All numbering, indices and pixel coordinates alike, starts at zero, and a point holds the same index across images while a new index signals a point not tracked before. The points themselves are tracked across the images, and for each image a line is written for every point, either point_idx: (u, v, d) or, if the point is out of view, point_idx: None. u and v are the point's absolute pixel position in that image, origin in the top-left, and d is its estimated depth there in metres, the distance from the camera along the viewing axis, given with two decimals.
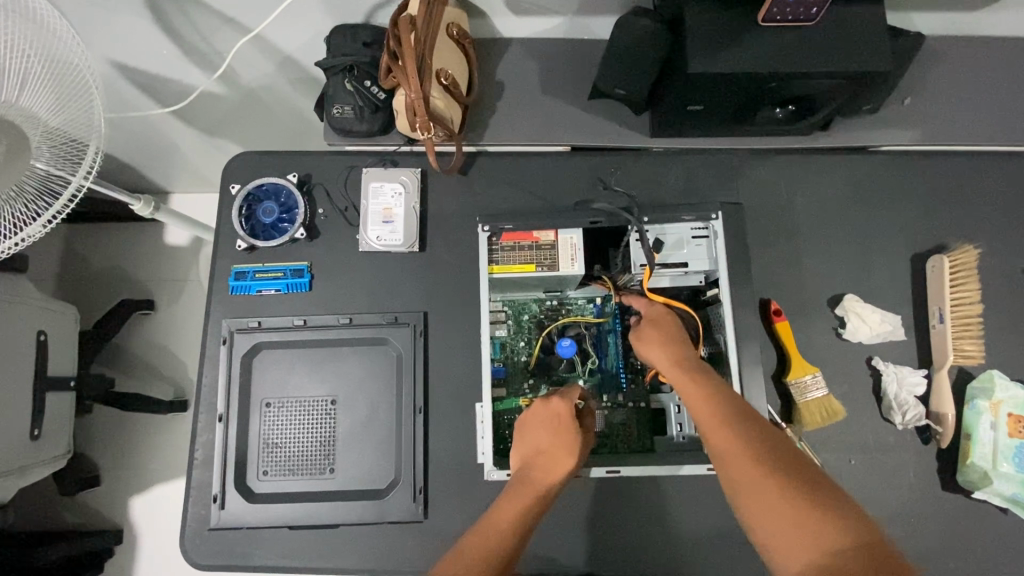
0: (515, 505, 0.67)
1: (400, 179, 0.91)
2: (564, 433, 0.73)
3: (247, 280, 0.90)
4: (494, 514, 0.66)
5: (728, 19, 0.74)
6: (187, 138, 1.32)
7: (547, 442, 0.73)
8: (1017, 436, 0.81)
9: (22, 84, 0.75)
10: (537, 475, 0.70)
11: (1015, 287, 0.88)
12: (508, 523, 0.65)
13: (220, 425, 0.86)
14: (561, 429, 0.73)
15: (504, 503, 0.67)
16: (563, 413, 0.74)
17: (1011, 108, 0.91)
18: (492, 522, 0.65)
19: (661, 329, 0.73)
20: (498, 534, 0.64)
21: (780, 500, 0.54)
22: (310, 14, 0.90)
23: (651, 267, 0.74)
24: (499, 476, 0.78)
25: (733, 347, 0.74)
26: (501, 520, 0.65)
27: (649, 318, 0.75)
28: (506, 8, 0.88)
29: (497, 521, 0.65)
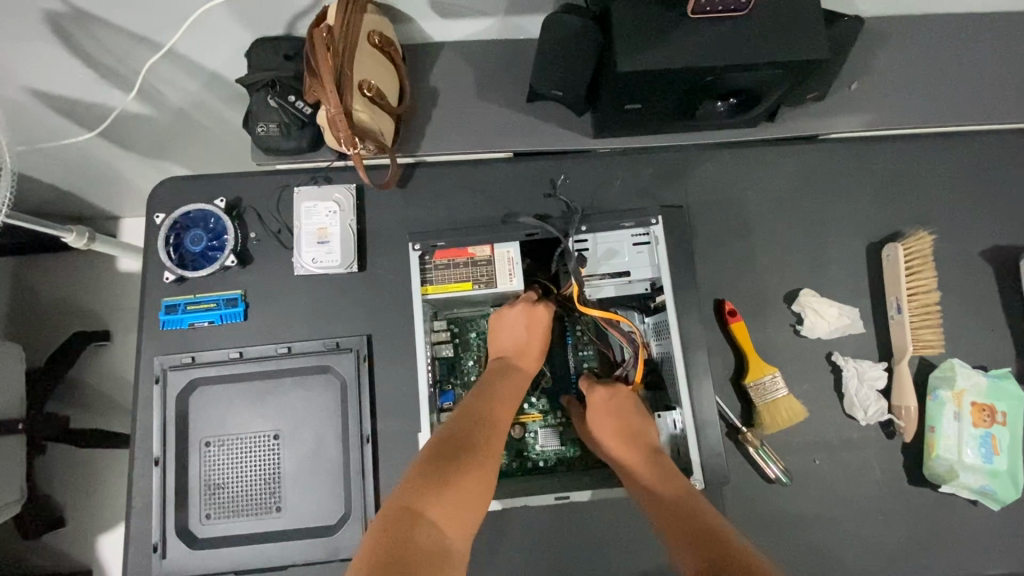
0: (490, 410, 0.67)
1: (334, 198, 0.87)
2: (539, 346, 0.74)
3: (178, 313, 0.86)
4: (473, 413, 0.67)
5: (656, 13, 0.70)
6: (122, 162, 1.26)
7: (514, 350, 0.74)
8: (982, 425, 0.79)
9: None
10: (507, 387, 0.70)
11: (973, 271, 0.86)
12: (493, 425, 0.66)
13: (157, 469, 0.81)
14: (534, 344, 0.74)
15: (478, 403, 0.68)
16: (537, 326, 0.74)
17: (958, 89, 0.89)
18: (468, 426, 0.65)
19: (607, 416, 0.72)
20: (475, 440, 0.64)
21: None
22: (225, 29, 0.84)
23: (579, 281, 0.71)
24: None
25: (680, 358, 0.70)
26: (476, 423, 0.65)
27: (592, 408, 0.73)
28: (432, 12, 0.84)
29: (473, 426, 0.65)
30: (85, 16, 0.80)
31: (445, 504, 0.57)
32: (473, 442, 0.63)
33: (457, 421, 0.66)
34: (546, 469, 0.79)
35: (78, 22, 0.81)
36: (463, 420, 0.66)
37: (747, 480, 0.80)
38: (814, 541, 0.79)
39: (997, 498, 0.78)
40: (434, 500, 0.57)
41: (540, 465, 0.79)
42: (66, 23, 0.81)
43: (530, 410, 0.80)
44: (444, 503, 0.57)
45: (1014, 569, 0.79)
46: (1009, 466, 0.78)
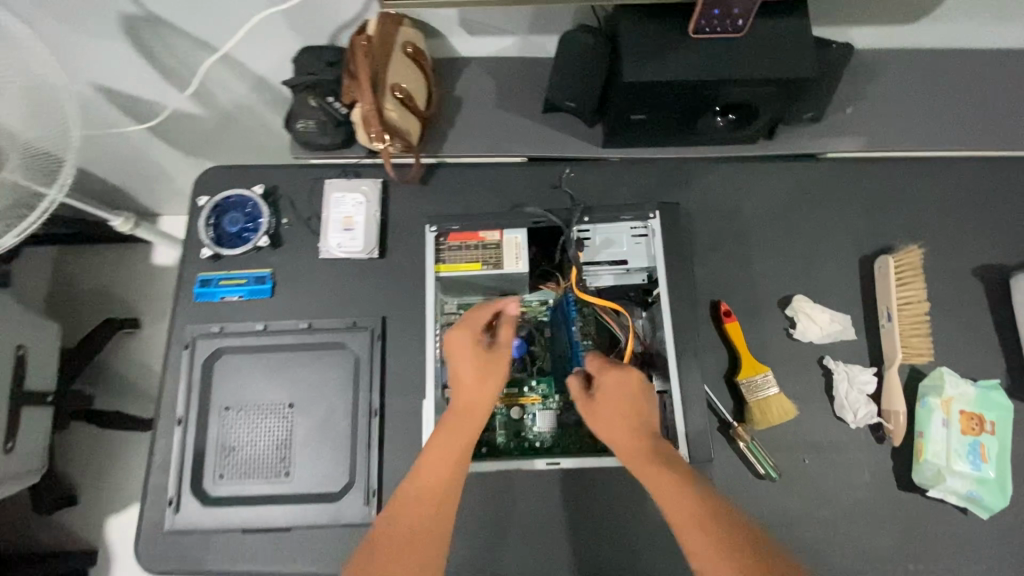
0: (440, 451, 0.69)
1: (361, 189, 0.95)
2: (489, 378, 0.73)
3: (212, 287, 0.93)
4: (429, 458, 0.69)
5: (660, 32, 0.78)
6: (169, 159, 1.37)
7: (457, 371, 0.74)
8: (970, 433, 0.81)
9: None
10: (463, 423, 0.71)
11: (964, 286, 0.89)
12: (442, 467, 0.68)
13: (179, 428, 0.87)
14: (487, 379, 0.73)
15: (435, 448, 0.69)
16: (489, 357, 0.74)
17: (950, 116, 0.94)
18: (432, 473, 0.68)
19: (620, 403, 0.72)
20: (438, 492, 0.66)
21: None
22: (277, 37, 0.95)
23: (577, 266, 0.77)
24: None
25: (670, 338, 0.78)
26: (439, 469, 0.68)
27: (605, 391, 0.73)
28: (461, 28, 0.93)
29: (433, 475, 0.67)
30: (157, 20, 0.91)
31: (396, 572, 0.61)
32: (439, 494, 0.66)
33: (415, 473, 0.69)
34: (542, 450, 0.84)
35: (150, 25, 0.93)
36: (425, 468, 0.68)
37: (736, 474, 0.83)
38: (802, 538, 0.81)
39: (984, 506, 0.79)
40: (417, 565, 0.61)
41: (537, 445, 0.84)
42: (141, 25, 0.93)
43: (528, 393, 0.84)
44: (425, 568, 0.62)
45: None
46: (997, 475, 0.80)
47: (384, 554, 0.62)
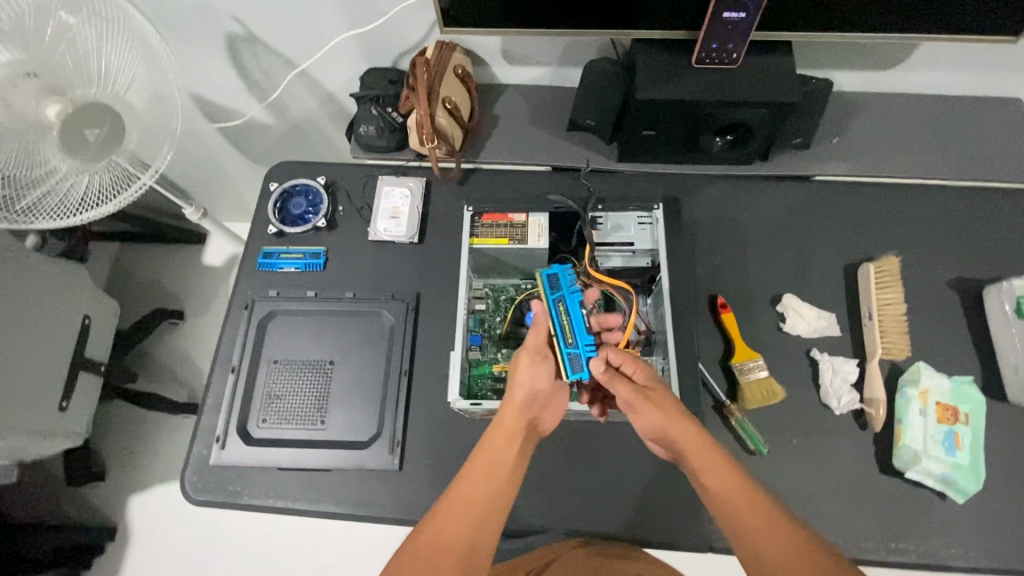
0: (501, 426, 0.76)
1: (408, 185, 1.10)
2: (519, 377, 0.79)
3: (272, 258, 1.07)
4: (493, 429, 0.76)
5: (668, 62, 0.94)
6: (236, 163, 1.56)
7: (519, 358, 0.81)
8: (946, 422, 0.88)
9: (130, 87, 0.97)
10: (515, 416, 0.76)
11: (940, 295, 0.99)
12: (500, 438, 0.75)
13: (232, 375, 0.99)
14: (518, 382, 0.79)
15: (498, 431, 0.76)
16: (517, 363, 0.80)
17: (926, 150, 1.07)
18: (495, 453, 0.74)
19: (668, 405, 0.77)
20: (501, 471, 0.72)
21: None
22: (349, 58, 1.14)
23: (590, 245, 0.91)
24: (462, 407, 0.87)
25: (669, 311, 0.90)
26: (504, 450, 0.74)
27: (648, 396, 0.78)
28: (502, 58, 1.12)
29: (497, 454, 0.74)
30: (255, 39, 1.12)
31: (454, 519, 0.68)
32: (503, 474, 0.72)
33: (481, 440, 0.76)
34: None
35: (247, 43, 1.13)
36: (488, 449, 0.75)
37: (728, 448, 0.91)
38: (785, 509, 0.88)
39: (960, 489, 0.85)
40: (481, 529, 0.68)
41: None
42: (239, 42, 1.13)
43: None
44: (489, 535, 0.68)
45: (981, 564, 0.84)
46: (970, 461, 0.87)
47: (447, 519, 0.68)
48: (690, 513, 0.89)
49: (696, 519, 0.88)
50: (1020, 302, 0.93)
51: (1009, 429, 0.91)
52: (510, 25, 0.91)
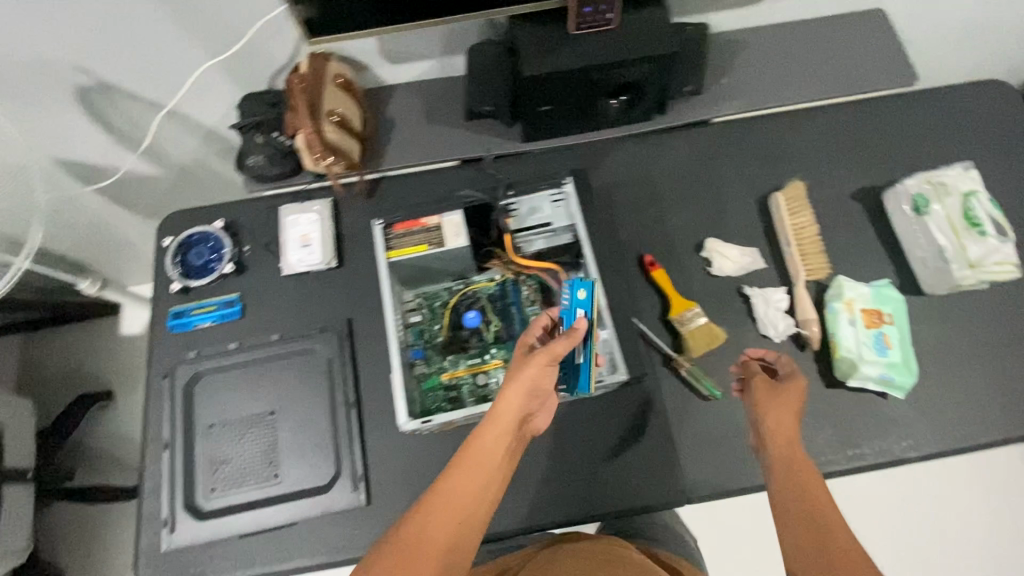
0: (499, 429, 0.73)
1: (313, 210, 1.04)
2: (526, 378, 0.75)
3: (184, 317, 0.99)
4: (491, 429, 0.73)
5: (548, 33, 0.92)
6: (129, 222, 1.44)
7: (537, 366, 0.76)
8: (874, 326, 0.93)
9: None
10: (512, 412, 0.74)
11: (847, 208, 1.04)
12: (497, 443, 0.72)
13: (167, 452, 0.92)
14: (526, 383, 0.75)
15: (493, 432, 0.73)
16: (534, 364, 0.75)
17: (809, 73, 1.11)
18: (489, 454, 0.72)
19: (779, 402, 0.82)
20: (488, 475, 0.70)
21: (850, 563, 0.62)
22: (219, 87, 1.06)
23: (509, 234, 0.91)
24: (413, 427, 0.86)
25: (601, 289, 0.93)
26: (493, 451, 0.72)
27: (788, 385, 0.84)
28: (382, 58, 1.07)
29: (488, 457, 0.71)
30: (108, 87, 1.02)
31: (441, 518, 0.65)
32: (489, 476, 0.70)
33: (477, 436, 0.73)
34: None
35: (102, 93, 1.03)
36: (481, 449, 0.72)
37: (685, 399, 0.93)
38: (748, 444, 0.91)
39: (897, 386, 0.91)
40: (459, 532, 0.66)
41: None
42: (93, 95, 1.03)
43: (492, 359, 0.93)
44: (465, 539, 0.66)
45: (927, 448, 0.90)
46: (902, 357, 0.92)
47: (430, 518, 0.65)
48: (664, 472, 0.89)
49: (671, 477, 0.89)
50: (917, 201, 0.97)
51: (931, 319, 0.97)
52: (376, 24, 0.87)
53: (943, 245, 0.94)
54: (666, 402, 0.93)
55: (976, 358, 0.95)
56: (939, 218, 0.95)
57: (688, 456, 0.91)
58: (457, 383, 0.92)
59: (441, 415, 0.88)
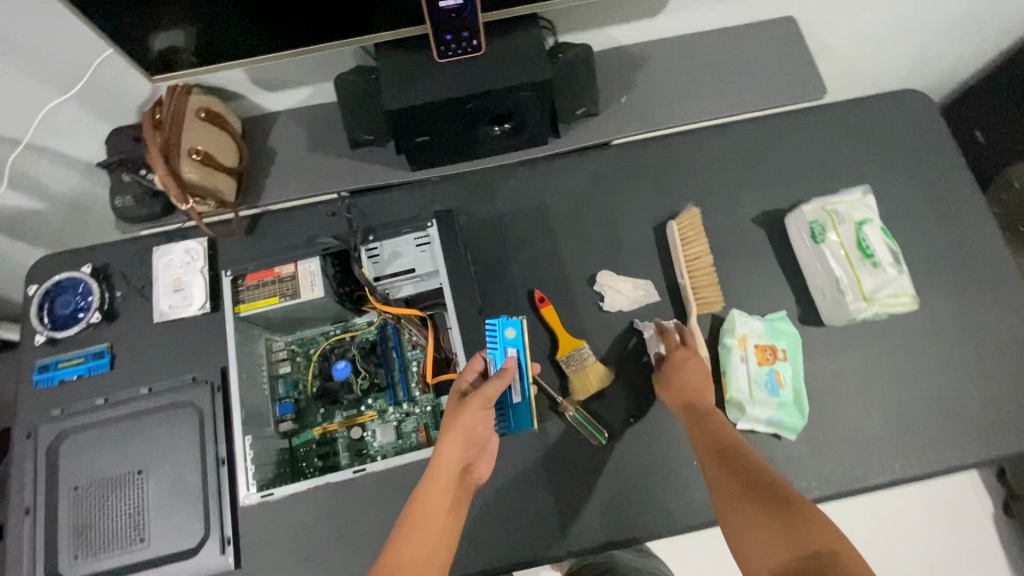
0: (439, 484, 0.70)
1: (186, 251, 0.99)
2: (461, 430, 0.71)
3: (50, 370, 0.95)
4: (431, 484, 0.70)
5: (415, 63, 0.87)
6: (28, 255, 1.38)
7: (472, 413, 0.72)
8: (766, 363, 0.89)
9: None
10: (450, 466, 0.70)
11: (748, 235, 0.99)
12: (438, 501, 0.69)
13: (28, 518, 0.88)
14: (463, 434, 0.71)
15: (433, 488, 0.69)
16: (468, 410, 0.72)
17: (714, 88, 1.05)
18: (430, 514, 0.68)
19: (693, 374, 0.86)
20: (435, 534, 0.67)
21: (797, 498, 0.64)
22: (83, 121, 1.00)
23: (368, 284, 0.83)
24: (254, 501, 0.81)
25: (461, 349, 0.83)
26: (438, 510, 0.69)
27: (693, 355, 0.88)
28: (256, 87, 1.01)
29: (434, 514, 0.68)
30: None
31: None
32: (440, 535, 0.67)
33: (415, 497, 0.69)
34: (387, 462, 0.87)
35: None
36: (424, 509, 0.68)
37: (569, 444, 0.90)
38: (631, 489, 0.89)
39: (788, 427, 0.87)
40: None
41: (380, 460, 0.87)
42: None
43: (367, 410, 0.89)
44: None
45: (818, 491, 0.87)
46: (794, 396, 0.89)
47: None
48: (542, 519, 0.88)
49: (549, 523, 0.88)
50: (813, 228, 0.92)
51: (830, 352, 0.92)
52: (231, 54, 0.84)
53: (839, 276, 0.90)
54: (551, 448, 0.90)
55: (873, 392, 0.91)
56: (836, 248, 0.90)
57: (570, 505, 0.88)
58: (331, 437, 0.88)
59: (289, 485, 0.83)
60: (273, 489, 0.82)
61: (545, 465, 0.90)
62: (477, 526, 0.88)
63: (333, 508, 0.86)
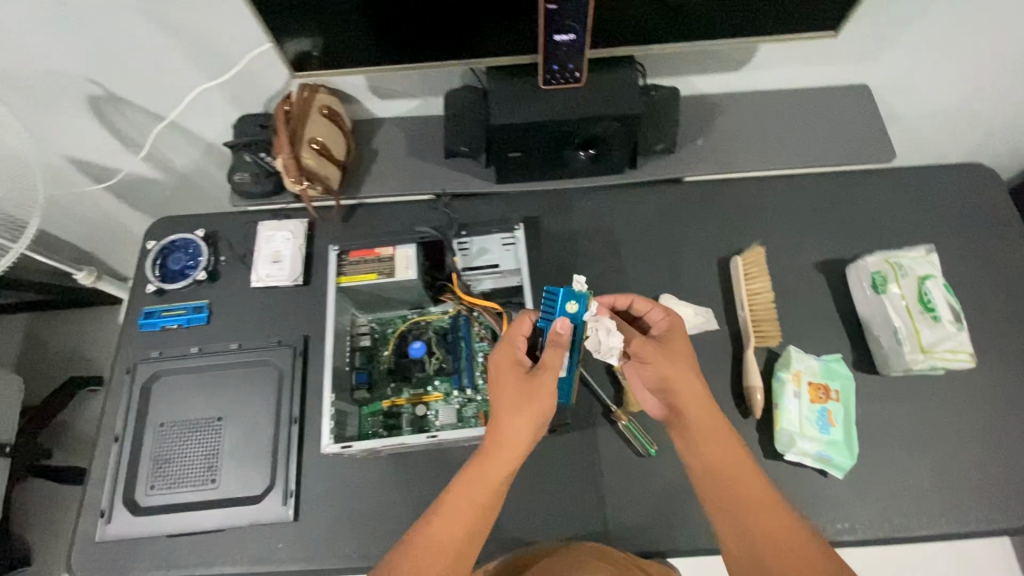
0: (493, 459, 0.77)
1: (289, 229, 1.09)
2: (534, 414, 0.77)
3: (154, 317, 1.05)
4: (483, 460, 0.77)
5: (521, 87, 0.97)
6: (132, 219, 1.53)
7: (533, 390, 0.77)
8: (819, 401, 0.92)
9: None
10: (505, 442, 0.78)
11: (808, 279, 1.04)
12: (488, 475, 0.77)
13: (116, 445, 0.96)
14: (524, 412, 0.77)
15: (492, 470, 0.77)
16: (534, 387, 0.77)
17: (786, 141, 1.11)
18: (480, 488, 0.76)
19: (676, 352, 0.82)
20: (481, 504, 0.76)
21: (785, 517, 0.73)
22: (218, 106, 1.13)
23: (456, 272, 0.94)
24: (332, 450, 0.86)
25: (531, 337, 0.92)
26: (488, 484, 0.76)
27: (675, 331, 0.84)
28: (371, 93, 1.13)
29: (482, 487, 0.76)
30: (118, 99, 1.10)
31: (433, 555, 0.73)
32: (490, 501, 0.77)
33: (466, 473, 0.77)
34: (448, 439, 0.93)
35: (111, 103, 1.12)
36: (472, 483, 0.76)
37: (617, 453, 0.94)
38: (674, 505, 0.91)
39: (836, 465, 0.89)
40: (463, 565, 0.74)
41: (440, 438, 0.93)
42: (103, 104, 1.12)
43: (432, 391, 0.96)
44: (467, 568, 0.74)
45: (859, 534, 0.88)
46: (844, 436, 0.91)
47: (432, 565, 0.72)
48: (582, 521, 0.92)
49: (588, 524, 0.92)
50: (876, 278, 0.96)
51: (881, 401, 0.95)
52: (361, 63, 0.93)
53: (898, 327, 0.93)
54: (599, 453, 0.94)
55: (920, 444, 0.92)
56: (897, 299, 0.94)
57: (612, 511, 0.92)
58: (396, 411, 0.95)
59: (366, 441, 0.87)
60: (352, 442, 0.87)
61: (590, 469, 0.94)
62: (519, 517, 0.92)
63: (392, 477, 0.93)
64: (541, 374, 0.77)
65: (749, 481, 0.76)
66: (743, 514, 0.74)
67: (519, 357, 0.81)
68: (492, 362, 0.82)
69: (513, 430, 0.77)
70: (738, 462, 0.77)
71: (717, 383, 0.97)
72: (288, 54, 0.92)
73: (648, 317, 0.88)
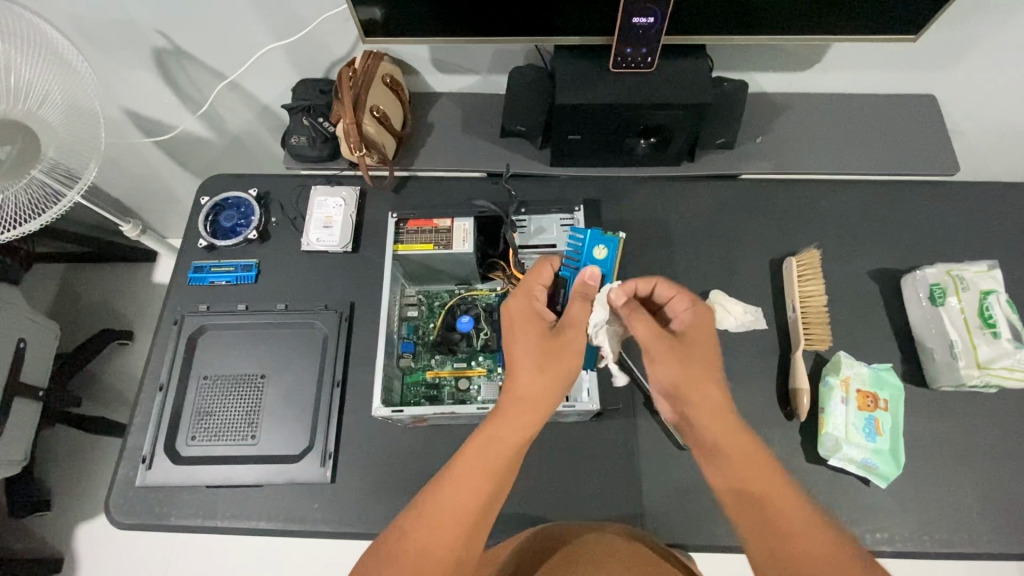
0: (511, 420, 0.68)
1: (341, 195, 1.09)
2: (557, 373, 0.71)
3: (203, 272, 1.07)
4: (500, 421, 0.68)
5: (591, 68, 0.95)
6: (177, 176, 1.54)
7: (560, 344, 0.73)
8: (867, 409, 0.91)
9: (43, 100, 0.99)
10: (526, 400, 0.70)
11: (861, 287, 1.03)
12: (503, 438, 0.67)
13: (160, 394, 0.97)
14: (549, 367, 0.71)
15: (508, 429, 0.68)
16: (563, 339, 0.73)
17: (849, 144, 1.09)
18: (494, 450, 0.66)
19: (698, 346, 0.73)
20: (497, 468, 0.66)
21: (833, 541, 0.59)
22: (279, 67, 1.13)
23: (514, 248, 0.96)
24: (383, 414, 0.86)
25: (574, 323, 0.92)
26: (507, 446, 0.67)
27: (699, 324, 0.75)
28: (433, 67, 1.12)
29: (498, 450, 0.66)
30: (182, 53, 1.11)
31: (430, 525, 0.62)
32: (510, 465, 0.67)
33: (481, 435, 0.67)
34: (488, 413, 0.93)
35: (175, 57, 1.12)
36: (486, 446, 0.67)
37: (657, 443, 0.94)
38: (711, 501, 0.90)
39: (880, 474, 0.88)
40: (478, 534, 0.64)
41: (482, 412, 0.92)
42: (167, 57, 1.12)
43: (476, 366, 0.96)
44: (480, 539, 0.64)
45: (898, 545, 0.87)
46: (891, 446, 0.90)
47: (437, 536, 0.62)
48: (615, 508, 0.91)
49: (622, 512, 0.91)
50: (934, 290, 0.95)
51: (928, 413, 0.94)
52: (427, 33, 0.90)
53: (954, 340, 0.92)
54: (638, 442, 0.94)
55: (964, 461, 0.91)
56: (955, 311, 0.93)
57: (649, 501, 0.91)
58: (439, 383, 0.95)
59: (415, 407, 0.88)
60: (401, 408, 0.88)
61: (627, 457, 0.94)
62: (553, 497, 0.92)
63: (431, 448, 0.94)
64: (569, 330, 0.74)
65: (777, 496, 0.62)
66: (771, 536, 0.60)
67: (538, 309, 0.77)
68: (506, 316, 0.77)
69: (534, 389, 0.70)
70: (764, 474, 0.64)
71: (762, 383, 0.96)
72: (354, 20, 0.87)
73: (670, 306, 0.79)
